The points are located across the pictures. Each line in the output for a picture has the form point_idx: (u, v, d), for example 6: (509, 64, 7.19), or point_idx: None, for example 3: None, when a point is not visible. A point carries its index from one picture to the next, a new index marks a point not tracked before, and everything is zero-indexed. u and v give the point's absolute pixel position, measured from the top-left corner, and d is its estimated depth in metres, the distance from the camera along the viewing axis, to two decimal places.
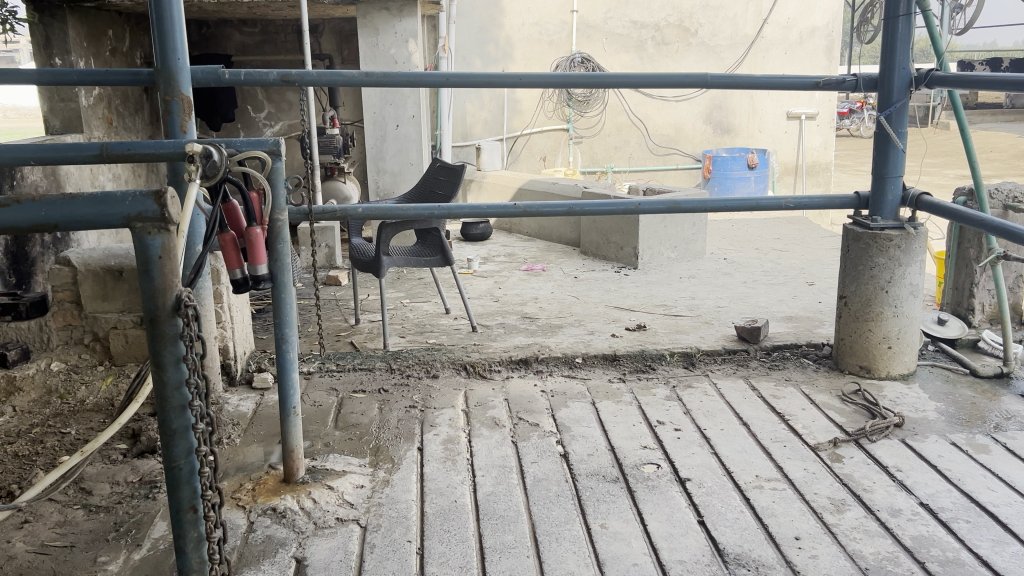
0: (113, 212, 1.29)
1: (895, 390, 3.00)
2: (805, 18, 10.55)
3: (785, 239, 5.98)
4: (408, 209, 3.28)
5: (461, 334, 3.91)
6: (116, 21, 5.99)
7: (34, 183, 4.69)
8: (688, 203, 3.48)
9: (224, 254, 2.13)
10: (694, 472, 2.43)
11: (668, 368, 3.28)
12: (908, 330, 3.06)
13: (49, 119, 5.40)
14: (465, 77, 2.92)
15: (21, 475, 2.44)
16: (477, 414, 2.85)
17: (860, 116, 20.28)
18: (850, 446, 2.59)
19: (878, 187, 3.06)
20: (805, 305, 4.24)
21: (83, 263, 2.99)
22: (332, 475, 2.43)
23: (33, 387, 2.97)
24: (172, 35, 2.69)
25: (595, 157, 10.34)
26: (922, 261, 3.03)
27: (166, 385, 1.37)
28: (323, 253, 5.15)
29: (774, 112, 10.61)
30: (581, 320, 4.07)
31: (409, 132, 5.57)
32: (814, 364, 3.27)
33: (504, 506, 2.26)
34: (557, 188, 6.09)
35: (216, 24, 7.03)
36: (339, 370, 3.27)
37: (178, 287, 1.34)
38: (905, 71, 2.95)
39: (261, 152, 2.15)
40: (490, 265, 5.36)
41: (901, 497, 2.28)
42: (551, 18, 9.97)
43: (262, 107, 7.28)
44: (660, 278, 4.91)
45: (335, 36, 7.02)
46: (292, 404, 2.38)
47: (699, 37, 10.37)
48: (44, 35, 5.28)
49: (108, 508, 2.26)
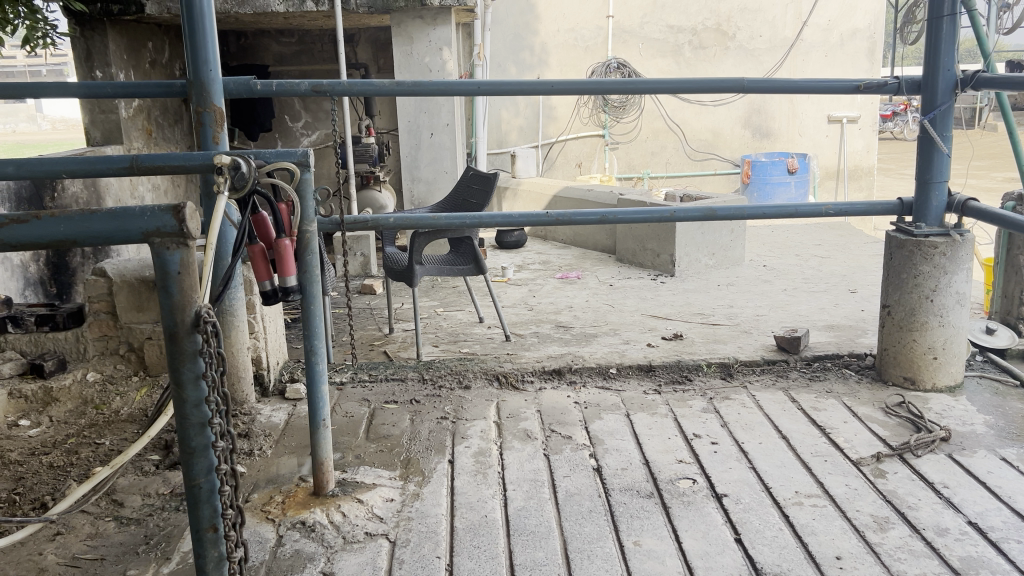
0: (131, 228, 1.27)
1: (941, 402, 2.90)
2: (846, 19, 10.38)
3: (826, 246, 5.86)
4: (440, 219, 3.25)
5: (494, 343, 3.88)
6: (155, 33, 6.07)
7: (75, 195, 4.76)
8: (725, 211, 3.40)
9: (253, 265, 2.12)
10: (732, 488, 2.37)
11: (705, 379, 3.21)
12: (954, 340, 2.95)
13: (90, 131, 5.49)
14: (495, 85, 2.90)
15: (55, 486, 2.45)
16: (509, 426, 2.82)
17: (903, 119, 19.90)
18: (893, 462, 2.50)
19: (923, 192, 2.95)
20: (847, 313, 4.13)
21: (118, 275, 3.00)
22: (362, 488, 2.41)
23: (70, 398, 3.01)
24: (205, 46, 2.69)
25: (631, 164, 10.26)
26: (968, 269, 2.92)
27: (186, 403, 1.35)
28: (357, 262, 5.16)
29: (814, 116, 10.43)
30: (616, 330, 4.01)
31: (443, 140, 5.56)
32: (856, 375, 3.18)
33: (535, 521, 2.22)
34: (593, 195, 6.03)
35: (254, 35, 7.10)
36: (371, 381, 3.25)
37: (198, 303, 1.32)
38: (950, 73, 2.86)
39: (290, 163, 2.14)
40: (524, 273, 5.32)
41: (949, 516, 2.19)
42: (587, 23, 9.92)
43: (299, 117, 7.31)
44: (697, 286, 4.84)
45: (371, 45, 7.04)
46: (321, 416, 2.35)
47: (737, 40, 10.23)
48: (85, 48, 5.39)
49: (139, 520, 2.26)
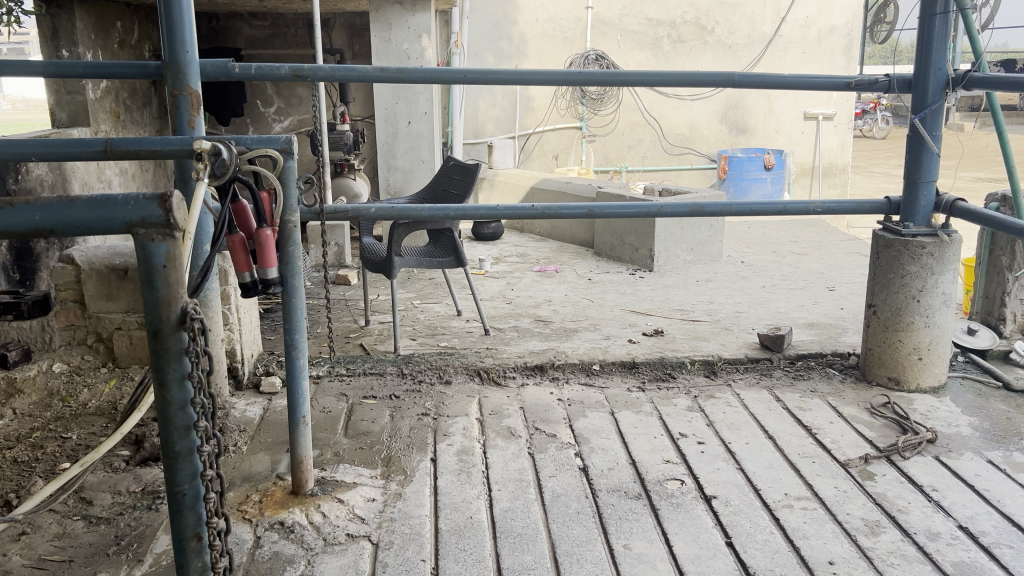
0: (113, 218, 1.18)
1: (926, 403, 2.89)
2: (824, 17, 10.42)
3: (803, 242, 5.87)
4: (422, 210, 3.18)
5: (473, 337, 3.81)
6: (124, 13, 5.89)
7: (39, 177, 4.58)
8: (711, 207, 3.34)
9: (232, 256, 2.04)
10: (721, 489, 2.33)
11: (689, 377, 3.17)
12: (939, 341, 2.94)
13: (56, 112, 5.29)
14: (482, 73, 2.84)
15: (19, 483, 2.34)
16: (492, 423, 2.76)
17: (874, 117, 20.08)
18: (881, 463, 2.48)
19: (911, 192, 2.94)
20: (827, 311, 4.13)
21: (87, 262, 2.89)
22: (342, 488, 2.33)
23: (34, 389, 2.88)
24: (181, 26, 2.59)
25: (608, 156, 10.22)
26: (955, 270, 2.91)
27: (170, 405, 1.27)
28: (332, 252, 5.07)
29: (790, 112, 10.48)
30: (597, 325, 3.97)
31: (420, 129, 5.47)
32: (840, 374, 3.16)
33: (522, 523, 2.16)
34: (571, 188, 5.97)
35: (226, 17, 6.94)
36: (349, 375, 3.17)
37: (185, 298, 1.24)
38: (941, 72, 2.84)
39: (273, 150, 2.05)
40: (502, 266, 5.25)
41: (939, 520, 2.17)
42: (566, 14, 9.85)
43: (271, 102, 7.15)
44: (677, 281, 4.80)
45: (346, 31, 6.91)
46: (301, 413, 2.27)
47: (715, 34, 10.24)
48: (51, 27, 5.18)
49: (109, 520, 2.16)
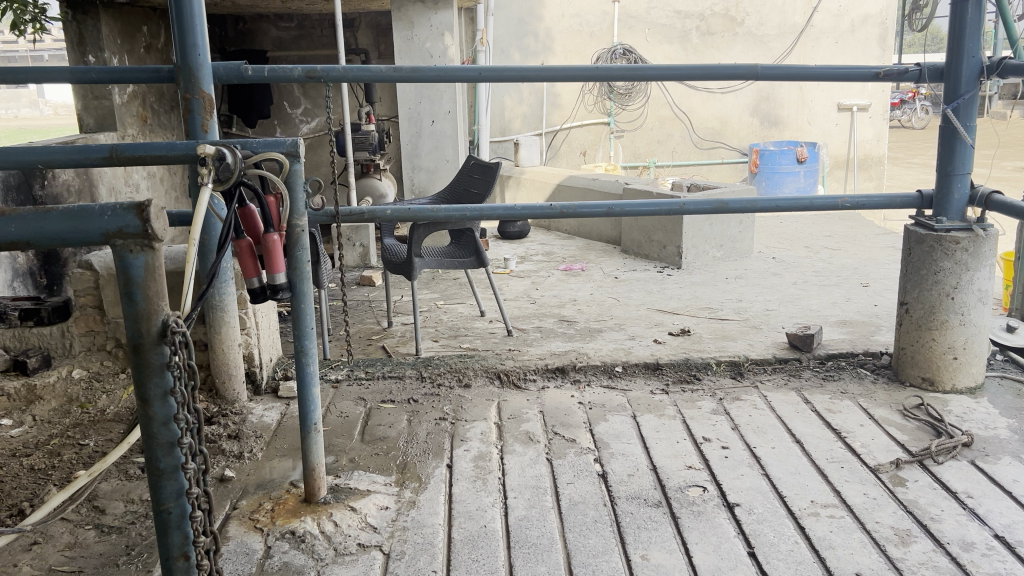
0: (89, 228, 1.17)
1: (962, 405, 2.77)
2: (857, 5, 10.22)
3: (837, 237, 5.74)
4: (439, 211, 3.12)
5: (496, 338, 3.76)
6: (150, 17, 5.93)
7: (65, 183, 4.61)
8: (737, 204, 3.24)
9: (240, 262, 2.02)
10: (744, 496, 2.25)
11: (715, 379, 3.09)
12: (975, 340, 2.83)
13: (84, 117, 5.34)
14: (497, 71, 2.78)
15: (34, 492, 2.34)
16: (510, 428, 2.70)
17: (911, 107, 19.70)
18: (913, 468, 2.38)
19: (944, 185, 2.83)
20: (859, 309, 4.01)
21: (106, 267, 2.87)
22: (355, 495, 2.29)
23: (54, 396, 2.89)
24: (193, 30, 2.59)
25: (637, 152, 10.11)
26: (991, 266, 2.80)
27: (153, 421, 1.26)
28: (357, 252, 5.06)
29: (824, 104, 10.29)
30: (622, 324, 3.89)
31: (444, 127, 5.43)
32: (872, 375, 3.06)
33: (537, 533, 2.11)
34: (598, 185, 5.90)
35: (252, 19, 6.95)
36: (368, 378, 3.13)
37: (166, 311, 1.23)
38: (975, 60, 2.72)
39: (279, 154, 2.00)
40: (527, 264, 5.20)
41: (974, 528, 2.08)
42: (592, 9, 9.74)
43: (299, 103, 7.12)
44: (705, 279, 4.71)
45: (371, 30, 6.89)
46: (313, 419, 2.23)
47: (746, 26, 10.07)
48: (78, 32, 5.22)
49: (121, 529, 2.14)
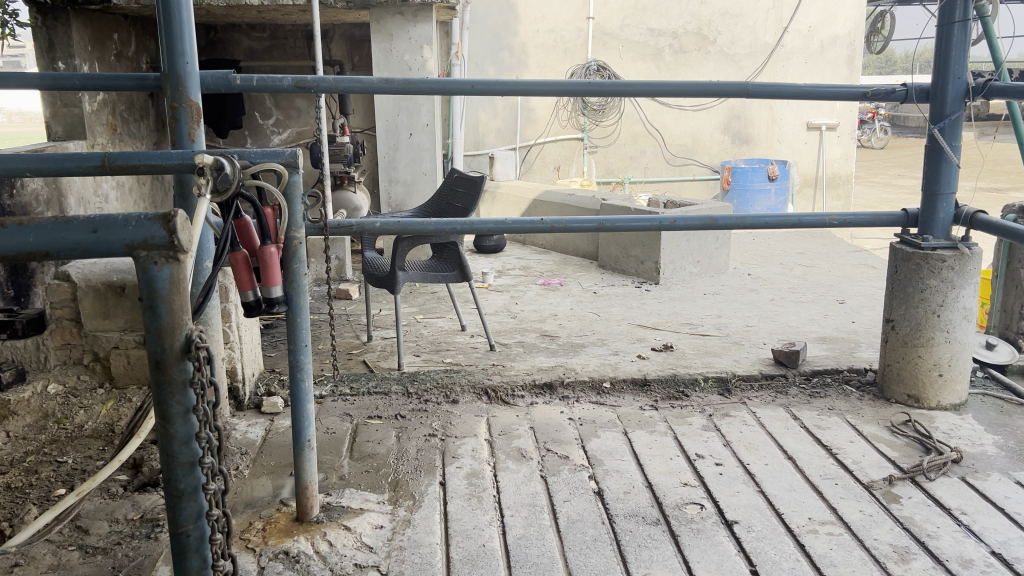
0: (114, 239, 1.16)
1: (948, 422, 2.80)
2: (826, 26, 10.39)
3: (810, 254, 5.81)
4: (427, 224, 3.08)
5: (479, 353, 3.73)
6: (121, 24, 5.81)
7: (35, 192, 4.48)
8: (725, 220, 3.24)
9: (235, 275, 1.96)
10: (742, 514, 2.24)
11: (703, 395, 3.09)
12: (960, 357, 2.87)
13: (52, 125, 5.22)
14: (491, 86, 2.75)
15: (13, 511, 2.25)
16: (502, 445, 2.67)
17: (872, 127, 20.12)
18: (906, 485, 2.40)
19: (929, 204, 2.87)
20: (839, 325, 4.06)
21: (83, 278, 2.80)
22: (349, 514, 2.25)
23: (29, 411, 2.79)
24: (181, 37, 2.53)
25: (609, 168, 10.17)
26: (975, 285, 2.84)
27: (174, 439, 1.25)
28: (333, 266, 5.01)
29: (793, 123, 10.44)
30: (604, 340, 3.88)
31: (422, 141, 5.40)
32: (857, 392, 3.08)
33: (537, 552, 2.08)
34: (574, 200, 5.91)
35: (224, 28, 6.87)
36: (353, 395, 3.08)
37: (189, 325, 1.22)
38: (960, 81, 2.77)
39: (277, 165, 1.97)
40: (505, 278, 5.18)
41: (971, 546, 2.09)
42: (567, 25, 9.81)
43: (270, 114, 7.00)
44: (684, 295, 4.73)
45: (345, 42, 6.85)
46: (306, 437, 2.18)
47: (718, 45, 10.19)
48: (47, 38, 5.12)
49: (106, 550, 2.07)
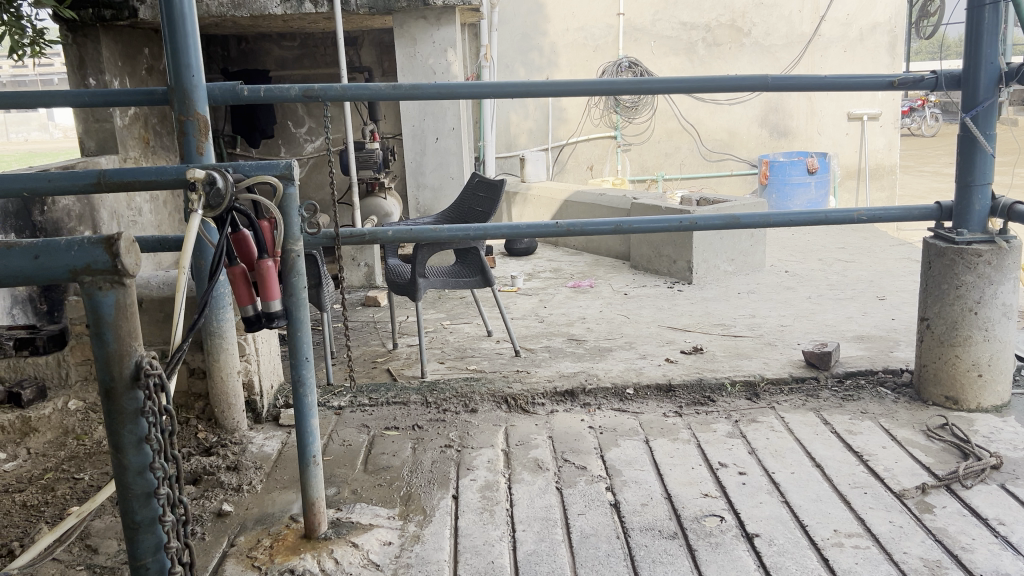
0: (57, 266, 1.21)
1: (989, 424, 2.66)
2: (865, 14, 10.12)
3: (850, 249, 5.64)
4: (442, 230, 3.02)
5: (504, 359, 3.67)
6: (152, 38, 5.89)
7: (67, 208, 4.55)
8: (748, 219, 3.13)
9: (233, 289, 1.94)
10: (763, 526, 2.15)
11: (730, 400, 2.99)
12: (1000, 356, 2.73)
13: (85, 140, 5.31)
14: (501, 87, 2.68)
15: (25, 530, 2.26)
16: (519, 455, 2.61)
17: (921, 114, 19.50)
18: (940, 494, 2.27)
19: (964, 196, 2.73)
20: (877, 323, 3.90)
21: None
22: (358, 530, 2.20)
23: (50, 428, 2.82)
24: (187, 49, 2.52)
25: (644, 165, 10.04)
26: (1015, 279, 2.70)
27: (128, 471, 1.31)
28: (362, 273, 5.02)
29: (834, 113, 10.15)
30: (632, 343, 3.80)
31: (449, 144, 5.36)
32: (893, 394, 2.95)
33: (547, 569, 2.01)
34: (605, 200, 5.82)
35: (254, 39, 6.90)
36: (372, 405, 3.04)
37: (137, 351, 1.27)
38: (993, 66, 2.63)
39: (271, 177, 1.93)
40: (534, 282, 5.11)
41: (1008, 559, 1.96)
42: (597, 22, 9.71)
43: (302, 123, 7.00)
44: (717, 294, 4.61)
45: (375, 48, 6.84)
46: (312, 452, 2.14)
47: (753, 37, 10.00)
48: (78, 55, 5.20)
49: (112, 569, 2.05)
